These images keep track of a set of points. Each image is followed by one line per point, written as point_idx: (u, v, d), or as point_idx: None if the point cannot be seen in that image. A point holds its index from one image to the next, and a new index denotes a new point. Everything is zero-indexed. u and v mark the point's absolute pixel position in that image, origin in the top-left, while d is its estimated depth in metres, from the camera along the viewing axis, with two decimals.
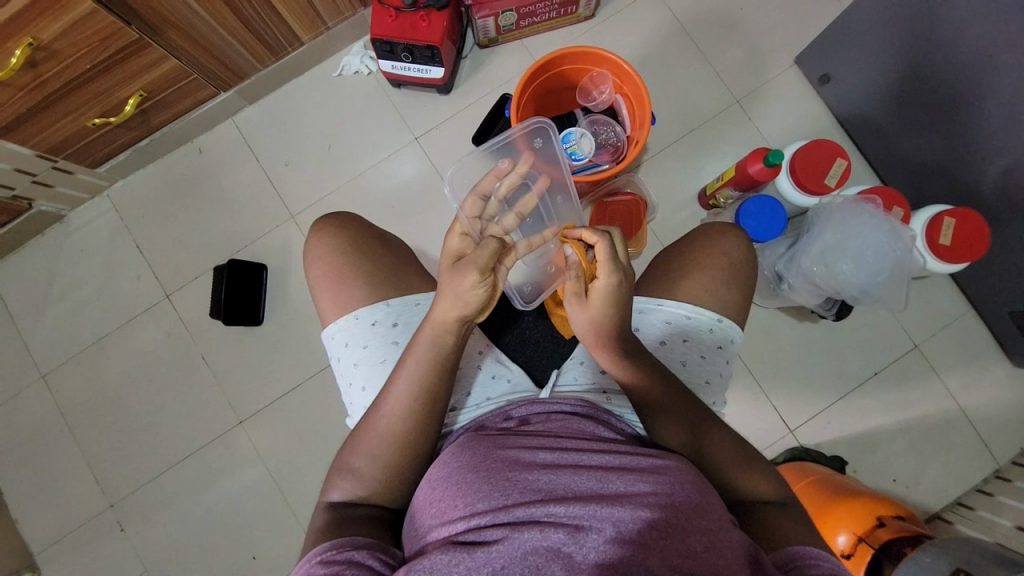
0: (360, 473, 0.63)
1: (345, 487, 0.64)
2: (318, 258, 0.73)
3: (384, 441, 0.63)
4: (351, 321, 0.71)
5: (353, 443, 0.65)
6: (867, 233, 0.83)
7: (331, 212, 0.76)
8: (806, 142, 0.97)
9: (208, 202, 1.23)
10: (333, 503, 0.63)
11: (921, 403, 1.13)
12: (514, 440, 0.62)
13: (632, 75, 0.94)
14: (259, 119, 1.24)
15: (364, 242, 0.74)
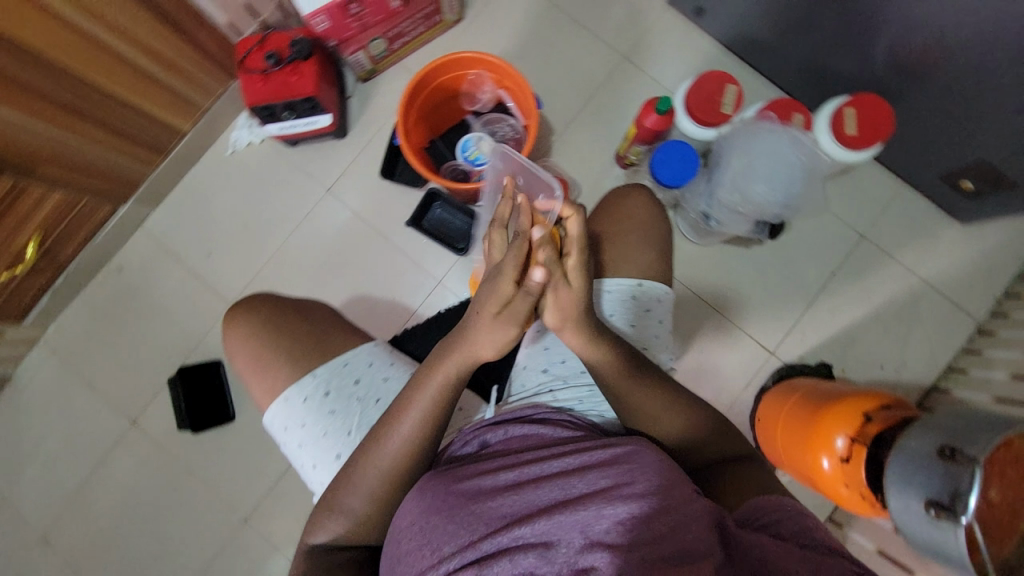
0: (346, 516, 0.65)
1: (331, 527, 0.66)
2: (239, 350, 0.79)
3: (372, 483, 0.65)
4: (283, 402, 0.75)
5: (340, 484, 0.66)
6: (767, 151, 0.86)
7: (238, 304, 0.81)
8: (693, 79, 0.98)
9: (146, 316, 1.21)
10: (315, 545, 0.66)
11: (887, 287, 1.14)
12: (475, 467, 0.63)
13: (507, 67, 0.93)
14: (169, 221, 1.22)
15: (275, 322, 0.79)
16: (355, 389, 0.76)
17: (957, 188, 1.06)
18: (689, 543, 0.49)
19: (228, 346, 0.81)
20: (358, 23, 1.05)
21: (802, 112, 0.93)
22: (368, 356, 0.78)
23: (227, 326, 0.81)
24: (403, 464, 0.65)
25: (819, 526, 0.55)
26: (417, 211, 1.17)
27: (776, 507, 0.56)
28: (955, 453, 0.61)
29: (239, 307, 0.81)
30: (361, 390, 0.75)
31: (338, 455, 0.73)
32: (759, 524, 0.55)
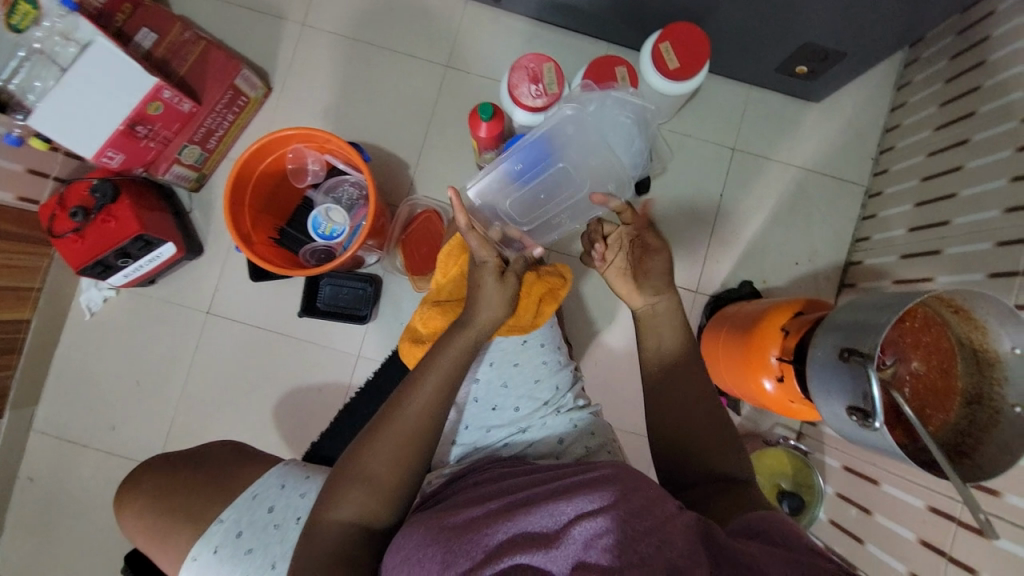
0: (369, 484, 0.62)
1: (358, 499, 0.62)
2: (145, 526, 0.78)
3: (395, 448, 0.64)
4: (196, 563, 0.73)
5: (361, 448, 0.65)
6: (598, 122, 0.87)
7: (125, 483, 0.82)
8: (509, 71, 0.95)
9: (75, 516, 1.11)
10: (346, 520, 0.61)
11: (774, 189, 1.16)
12: (466, 504, 0.61)
13: (317, 132, 0.88)
14: (61, 409, 1.12)
15: (170, 485, 0.79)
16: (270, 517, 0.75)
17: (796, 75, 1.08)
18: (675, 559, 0.46)
19: (125, 527, 0.80)
20: (156, 140, 0.99)
21: (620, 65, 0.93)
22: (276, 483, 0.79)
23: (126, 517, 0.80)
24: (430, 417, 0.66)
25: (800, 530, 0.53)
26: (305, 298, 1.09)
27: (765, 523, 0.54)
28: (850, 354, 0.60)
29: (125, 492, 0.81)
30: (276, 516, 0.75)
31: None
32: (762, 536, 0.52)
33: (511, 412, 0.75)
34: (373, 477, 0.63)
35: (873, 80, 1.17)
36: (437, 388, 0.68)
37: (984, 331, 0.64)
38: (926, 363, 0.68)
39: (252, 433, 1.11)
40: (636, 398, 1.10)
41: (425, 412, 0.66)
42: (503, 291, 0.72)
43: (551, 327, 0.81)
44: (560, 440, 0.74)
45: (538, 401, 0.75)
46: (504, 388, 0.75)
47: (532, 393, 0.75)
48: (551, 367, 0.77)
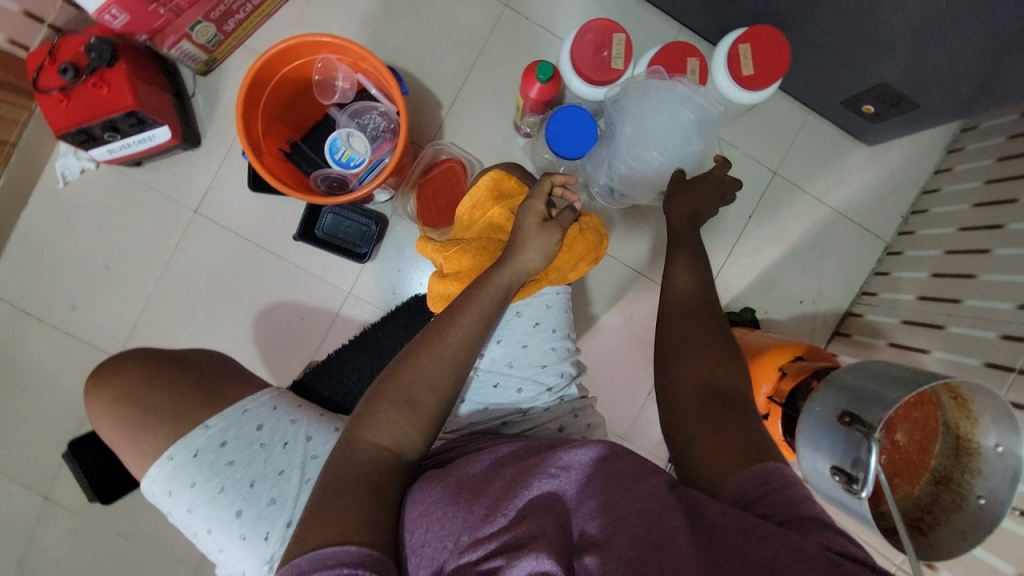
0: (411, 402, 0.60)
1: (398, 422, 0.60)
2: (114, 412, 0.68)
3: (436, 375, 0.62)
4: (167, 464, 0.65)
5: (398, 370, 0.62)
6: (661, 109, 0.82)
7: (106, 361, 0.71)
8: (578, 31, 0.87)
9: (20, 388, 1.06)
10: (377, 443, 0.58)
11: (801, 222, 1.14)
12: (475, 461, 0.61)
13: (355, 48, 0.79)
14: (18, 274, 1.04)
15: (154, 377, 0.68)
16: (257, 436, 0.68)
17: (859, 112, 1.04)
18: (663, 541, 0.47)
19: (93, 405, 0.71)
20: (168, 8, 0.87)
21: (692, 57, 0.86)
22: (267, 402, 0.70)
23: (92, 401, 0.69)
24: (471, 348, 0.65)
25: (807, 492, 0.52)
26: (304, 221, 1.03)
27: (768, 489, 0.53)
28: (852, 421, 0.61)
29: (104, 368, 0.71)
30: (263, 436, 0.68)
31: (239, 512, 0.64)
32: (765, 510, 0.51)
33: (513, 393, 0.73)
34: (413, 396, 0.61)
35: (927, 136, 1.14)
36: (484, 314, 0.66)
37: (974, 423, 0.66)
38: (907, 436, 0.73)
39: (224, 346, 1.06)
40: (616, 395, 1.11)
41: (471, 340, 0.65)
42: (549, 236, 0.71)
43: (565, 312, 0.78)
44: (560, 428, 0.73)
45: (542, 386, 0.73)
46: (508, 367, 0.73)
47: (537, 376, 0.73)
48: (560, 355, 0.75)
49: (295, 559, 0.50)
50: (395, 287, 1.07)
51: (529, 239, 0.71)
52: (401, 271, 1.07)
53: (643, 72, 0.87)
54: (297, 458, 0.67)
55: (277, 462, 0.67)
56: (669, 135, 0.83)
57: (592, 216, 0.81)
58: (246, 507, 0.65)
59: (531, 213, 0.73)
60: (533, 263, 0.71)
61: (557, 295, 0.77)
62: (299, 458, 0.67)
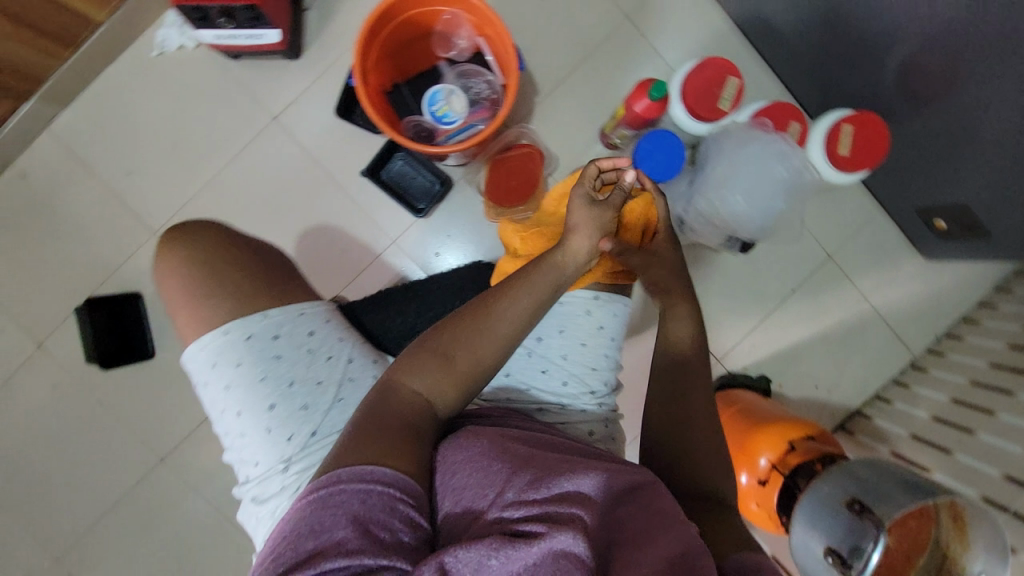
0: (454, 360, 0.62)
1: (432, 374, 0.62)
2: (182, 268, 0.68)
3: (485, 343, 0.63)
4: (221, 336, 0.66)
5: (441, 328, 0.64)
6: (759, 159, 0.83)
7: (179, 223, 0.71)
8: (695, 64, 0.88)
9: (51, 232, 1.06)
10: (413, 391, 0.61)
11: (839, 312, 1.15)
12: (523, 438, 0.63)
13: (489, 15, 0.80)
14: (85, 122, 1.05)
15: (221, 255, 0.70)
16: (308, 341, 0.69)
17: (929, 225, 1.05)
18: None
19: (155, 258, 0.71)
20: None
21: (796, 120, 0.87)
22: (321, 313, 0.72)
23: (158, 254, 0.70)
24: (520, 326, 0.65)
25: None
26: (374, 162, 1.05)
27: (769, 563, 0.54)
28: (863, 511, 0.63)
29: (184, 226, 0.72)
30: (313, 342, 0.69)
31: (272, 406, 0.66)
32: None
33: (558, 385, 0.74)
34: (459, 355, 0.62)
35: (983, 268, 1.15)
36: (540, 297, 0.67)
37: None
38: None
39: None
40: None
41: (524, 319, 0.66)
42: (599, 214, 0.73)
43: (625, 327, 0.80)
44: (590, 432, 0.74)
45: (585, 387, 0.75)
46: (560, 359, 0.75)
47: (585, 377, 0.75)
48: (609, 364, 0.77)
49: (335, 470, 0.53)
50: (437, 251, 1.08)
51: (580, 221, 0.72)
52: (448, 237, 1.08)
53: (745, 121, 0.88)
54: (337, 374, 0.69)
55: (317, 372, 0.68)
56: (759, 185, 0.83)
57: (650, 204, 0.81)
58: (279, 404, 0.67)
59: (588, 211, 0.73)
60: (588, 255, 0.72)
61: (624, 307, 0.79)
62: (339, 375, 0.69)
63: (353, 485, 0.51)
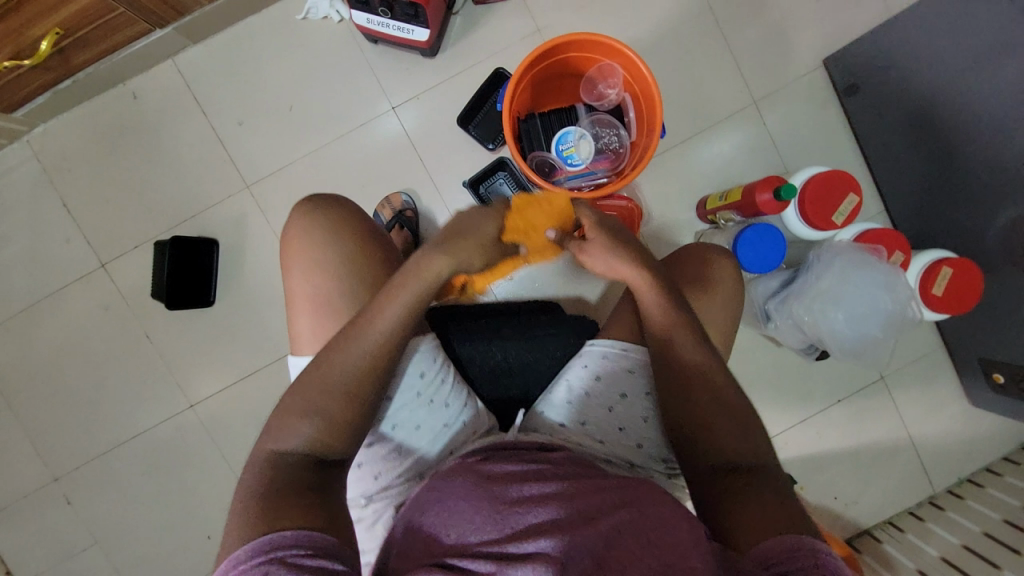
0: (326, 395, 0.59)
1: (308, 424, 0.57)
2: (315, 273, 0.70)
3: (354, 375, 0.60)
4: None
5: (313, 373, 0.60)
6: (866, 284, 0.80)
7: (317, 209, 0.72)
8: (820, 172, 0.90)
9: (148, 159, 1.06)
10: (291, 450, 0.56)
11: (874, 431, 1.17)
12: (503, 463, 0.62)
13: (646, 78, 0.82)
14: (209, 64, 1.05)
15: (358, 262, 0.71)
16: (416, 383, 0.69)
17: (986, 375, 1.07)
18: None
19: (285, 241, 0.72)
20: None
21: (901, 250, 0.87)
22: (426, 348, 0.70)
23: (289, 239, 0.71)
24: (390, 343, 0.62)
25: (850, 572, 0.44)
26: (480, 174, 1.06)
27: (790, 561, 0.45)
28: None
29: (310, 212, 0.72)
30: (415, 380, 0.69)
31: (369, 443, 0.67)
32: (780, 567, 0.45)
33: (631, 444, 0.69)
34: (329, 385, 0.59)
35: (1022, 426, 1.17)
36: (412, 307, 0.63)
37: None
38: None
39: None
40: None
41: (386, 336, 0.62)
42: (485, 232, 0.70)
43: None
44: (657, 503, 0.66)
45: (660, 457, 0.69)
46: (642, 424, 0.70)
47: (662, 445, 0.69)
48: None
49: (232, 551, 0.49)
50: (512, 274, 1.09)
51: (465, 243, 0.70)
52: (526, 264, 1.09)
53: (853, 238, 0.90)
54: (428, 420, 0.69)
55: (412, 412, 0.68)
56: (859, 309, 0.80)
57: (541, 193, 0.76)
58: (374, 442, 0.68)
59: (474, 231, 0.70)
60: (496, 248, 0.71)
61: None
62: (436, 423, 0.70)
63: (249, 565, 0.47)
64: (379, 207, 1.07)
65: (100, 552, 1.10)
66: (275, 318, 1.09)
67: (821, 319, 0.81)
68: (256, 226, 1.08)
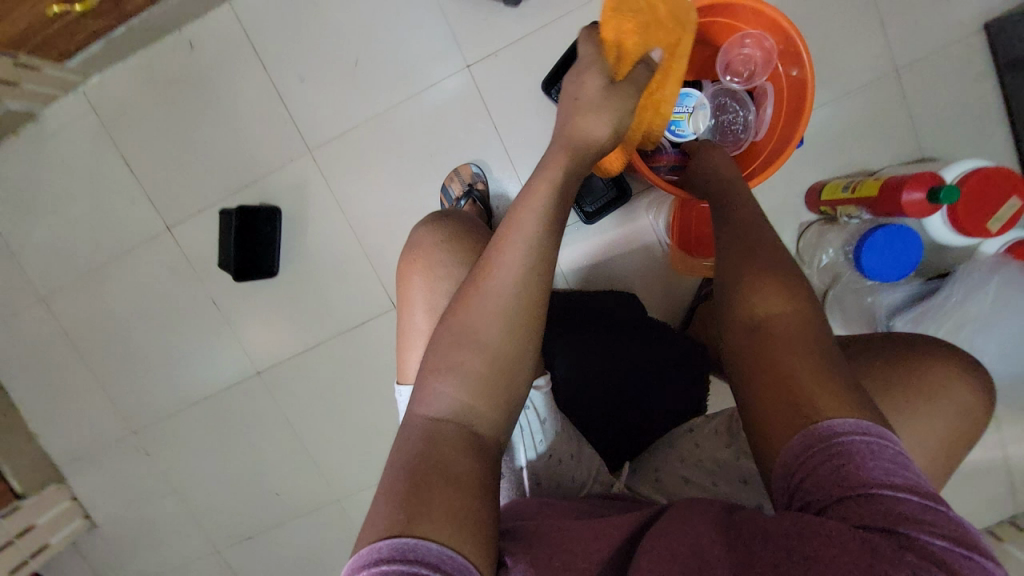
0: (466, 345, 0.51)
1: (451, 389, 0.50)
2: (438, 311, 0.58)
3: (487, 326, 0.51)
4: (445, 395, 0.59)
5: (450, 336, 0.52)
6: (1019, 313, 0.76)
7: (444, 218, 0.64)
8: (985, 166, 0.76)
9: (206, 117, 1.00)
10: (439, 421, 0.49)
11: (970, 449, 1.06)
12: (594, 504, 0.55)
13: (803, 67, 0.70)
14: (267, 9, 0.95)
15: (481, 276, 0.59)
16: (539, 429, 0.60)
17: None
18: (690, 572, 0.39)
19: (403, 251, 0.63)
20: None
21: None
22: (544, 392, 0.61)
23: (409, 253, 0.62)
24: (521, 280, 0.52)
25: (868, 449, 0.41)
26: None
27: (804, 469, 0.43)
28: None
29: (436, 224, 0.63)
30: (539, 430, 0.60)
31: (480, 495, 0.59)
32: (809, 481, 0.42)
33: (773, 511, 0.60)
34: (467, 334, 0.51)
35: None
36: (543, 225, 0.54)
37: None
38: None
39: (407, 207, 1.00)
40: None
41: (519, 270, 0.52)
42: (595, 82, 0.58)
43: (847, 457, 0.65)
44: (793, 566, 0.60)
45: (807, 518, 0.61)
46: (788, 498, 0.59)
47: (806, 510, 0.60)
48: None
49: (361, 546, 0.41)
50: (590, 261, 1.00)
51: (583, 108, 0.58)
52: (604, 251, 1.00)
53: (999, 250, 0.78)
54: (548, 473, 0.60)
55: (533, 460, 0.59)
56: (1003, 339, 0.76)
57: None
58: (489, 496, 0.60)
59: (579, 95, 0.59)
60: (612, 95, 0.58)
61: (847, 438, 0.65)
62: (553, 476, 0.60)
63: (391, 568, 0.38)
64: (447, 180, 0.98)
65: (177, 499, 1.16)
66: (337, 291, 1.05)
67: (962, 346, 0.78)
68: (319, 192, 1.02)
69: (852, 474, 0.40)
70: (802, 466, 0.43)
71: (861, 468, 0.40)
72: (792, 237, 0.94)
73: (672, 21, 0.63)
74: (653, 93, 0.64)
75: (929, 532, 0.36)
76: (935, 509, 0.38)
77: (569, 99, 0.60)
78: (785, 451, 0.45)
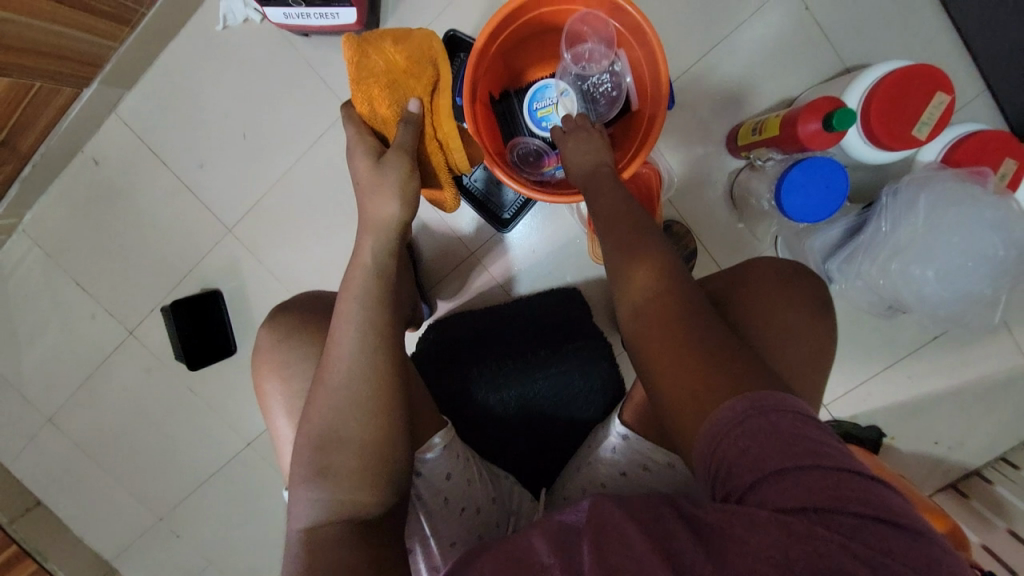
0: (327, 446, 0.53)
1: (319, 489, 0.53)
2: (295, 408, 0.63)
3: (338, 420, 0.53)
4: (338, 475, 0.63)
5: (307, 435, 0.54)
6: (961, 227, 0.68)
7: (280, 312, 0.67)
8: (897, 68, 0.68)
9: (131, 224, 1.04)
10: (312, 524, 0.52)
11: (983, 361, 0.96)
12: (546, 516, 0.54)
13: (643, 29, 0.67)
14: (150, 108, 0.98)
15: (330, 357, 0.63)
16: (446, 486, 0.64)
17: None
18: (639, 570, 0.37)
19: (253, 360, 0.66)
20: None
21: (999, 167, 0.70)
22: (437, 451, 0.63)
23: (257, 367, 0.65)
24: (361, 367, 0.54)
25: (770, 421, 0.40)
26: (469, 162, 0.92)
27: (721, 467, 0.41)
28: None
29: (279, 321, 0.66)
30: (444, 487, 0.64)
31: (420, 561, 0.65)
32: (735, 468, 0.40)
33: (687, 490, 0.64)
34: (322, 434, 0.53)
35: None
36: (368, 303, 0.57)
37: None
38: None
39: (332, 259, 1.01)
40: None
41: (354, 356, 0.54)
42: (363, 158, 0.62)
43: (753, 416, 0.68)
44: None
45: None
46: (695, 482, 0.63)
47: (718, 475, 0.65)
48: None
49: None
50: (523, 268, 0.97)
51: (366, 189, 0.61)
52: (533, 254, 0.97)
53: (934, 163, 0.74)
54: (462, 530, 0.65)
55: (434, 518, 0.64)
56: (950, 260, 0.69)
57: (348, 39, 0.59)
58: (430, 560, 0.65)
59: (355, 177, 0.63)
60: (386, 162, 0.60)
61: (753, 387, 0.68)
62: (466, 527, 0.65)
63: None
64: None
65: (214, 570, 1.24)
66: None
67: (902, 277, 0.71)
68: (250, 265, 1.04)
69: (763, 458, 0.39)
70: (718, 467, 0.42)
71: (776, 451, 0.39)
72: (723, 188, 0.87)
73: (417, 61, 0.61)
74: (433, 136, 0.65)
75: (832, 495, 0.37)
76: (838, 472, 0.38)
77: (354, 182, 0.64)
78: (699, 443, 0.43)
